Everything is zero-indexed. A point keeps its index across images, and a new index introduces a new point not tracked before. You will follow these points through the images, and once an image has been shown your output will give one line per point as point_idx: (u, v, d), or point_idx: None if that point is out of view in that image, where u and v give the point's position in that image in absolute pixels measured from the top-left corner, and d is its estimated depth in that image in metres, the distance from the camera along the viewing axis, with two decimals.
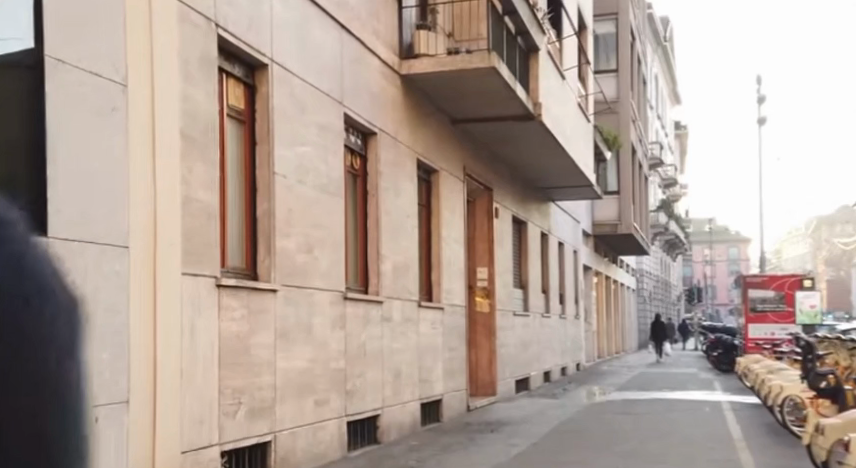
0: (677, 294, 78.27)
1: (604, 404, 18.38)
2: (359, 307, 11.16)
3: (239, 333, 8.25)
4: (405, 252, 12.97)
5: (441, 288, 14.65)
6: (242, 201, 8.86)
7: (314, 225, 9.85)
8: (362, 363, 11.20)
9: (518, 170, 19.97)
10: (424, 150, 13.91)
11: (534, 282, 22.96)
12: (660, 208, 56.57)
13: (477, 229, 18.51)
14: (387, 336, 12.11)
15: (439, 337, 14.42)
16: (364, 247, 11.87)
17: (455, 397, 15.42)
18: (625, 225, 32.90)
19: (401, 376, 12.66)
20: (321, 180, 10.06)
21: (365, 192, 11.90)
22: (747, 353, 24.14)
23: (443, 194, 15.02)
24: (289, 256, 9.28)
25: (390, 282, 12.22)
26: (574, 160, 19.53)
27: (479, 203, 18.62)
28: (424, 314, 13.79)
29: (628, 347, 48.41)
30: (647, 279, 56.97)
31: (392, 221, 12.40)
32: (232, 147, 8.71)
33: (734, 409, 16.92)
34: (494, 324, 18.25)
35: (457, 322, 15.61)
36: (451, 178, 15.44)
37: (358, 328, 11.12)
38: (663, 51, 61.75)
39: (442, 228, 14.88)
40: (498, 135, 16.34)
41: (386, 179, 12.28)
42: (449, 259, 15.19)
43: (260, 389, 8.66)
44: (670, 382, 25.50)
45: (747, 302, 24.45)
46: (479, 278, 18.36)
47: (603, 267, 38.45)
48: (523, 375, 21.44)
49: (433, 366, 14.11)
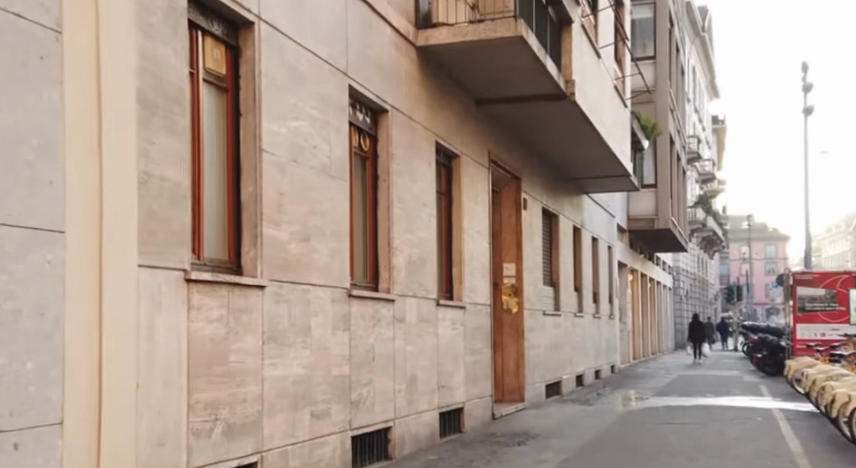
0: (714, 292, 76.49)
1: (643, 412, 17.03)
2: (366, 305, 9.92)
3: (215, 336, 6.98)
4: (422, 245, 11.72)
5: (463, 286, 13.41)
6: (223, 182, 7.60)
7: (310, 212, 8.60)
8: (370, 369, 9.96)
9: (548, 158, 18.63)
10: (444, 133, 12.64)
11: (566, 279, 21.64)
12: (697, 204, 55.00)
13: (504, 221, 17.17)
14: (400, 339, 10.86)
15: (460, 339, 13.15)
16: (374, 238, 10.66)
17: (478, 405, 14.15)
18: (662, 220, 31.51)
19: (417, 382, 11.40)
20: (319, 160, 8.83)
21: (375, 177, 10.71)
22: (796, 355, 22.83)
23: (466, 182, 13.76)
24: (280, 246, 8.03)
25: (402, 278, 11.01)
26: (611, 147, 18.14)
27: (506, 193, 17.31)
28: (444, 313, 12.54)
29: (664, 347, 46.93)
30: (684, 277, 55.49)
31: (405, 209, 11.15)
32: (211, 118, 7.43)
33: (787, 418, 15.52)
34: (522, 325, 17.08)
35: (480, 322, 14.34)
36: (475, 165, 14.18)
37: (365, 330, 9.87)
38: (700, 42, 60.24)
39: (464, 219, 13.60)
40: (527, 118, 15.03)
41: (400, 163, 11.04)
42: (471, 253, 13.92)
43: (244, 402, 7.37)
44: (712, 386, 24.05)
45: (796, 302, 23.03)
46: (507, 274, 17.03)
47: (638, 264, 37.04)
48: (554, 378, 20.10)
49: (453, 371, 12.85)
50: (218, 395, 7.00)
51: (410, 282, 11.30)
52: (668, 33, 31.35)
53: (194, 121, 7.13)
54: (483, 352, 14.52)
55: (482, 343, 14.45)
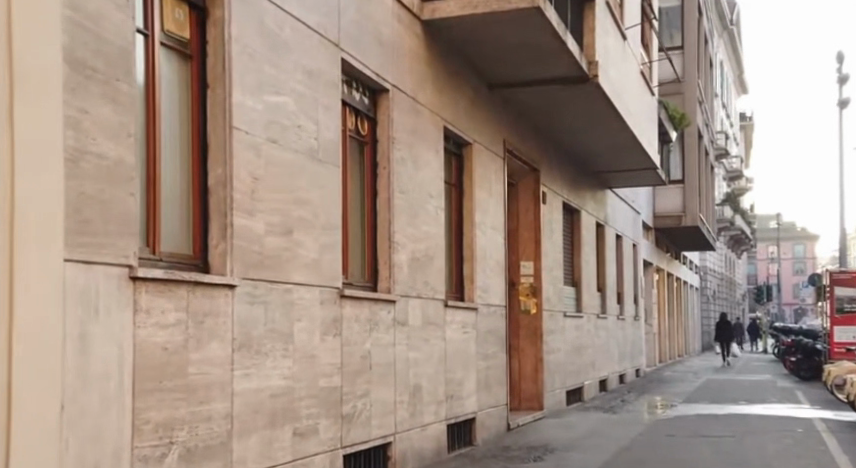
0: (742, 292, 75.11)
1: (671, 422, 15.90)
2: (362, 307, 8.85)
3: (170, 346, 5.83)
4: (426, 240, 10.66)
5: (475, 286, 12.44)
6: (185, 163, 6.50)
7: (295, 201, 7.53)
8: (367, 378, 8.90)
9: (568, 149, 17.54)
10: (452, 117, 11.63)
11: (589, 279, 20.53)
12: (725, 202, 53.79)
13: (521, 217, 16.06)
14: (400, 344, 9.81)
15: (469, 343, 12.10)
16: (373, 232, 9.67)
17: (492, 415, 13.07)
18: (690, 217, 30.36)
19: (420, 392, 10.35)
20: (306, 142, 7.75)
21: (374, 165, 9.70)
22: (832, 359, 22.13)
23: (478, 173, 12.76)
24: (255, 240, 6.94)
25: (404, 277, 10.01)
26: (636, 136, 17.02)
27: (523, 184, 16.18)
28: (452, 315, 11.57)
29: (692, 349, 45.72)
30: (712, 276, 54.28)
31: (406, 200, 10.09)
32: (171, 88, 6.35)
33: (829, 431, 14.80)
34: (541, 327, 16.03)
35: (492, 324, 13.26)
36: (487, 154, 13.13)
37: (361, 335, 8.81)
38: (728, 36, 59.09)
39: (476, 212, 12.57)
40: (543, 104, 14.01)
41: (401, 148, 9.99)
42: (483, 250, 12.86)
43: (209, 421, 6.22)
44: (744, 392, 22.87)
45: (833, 302, 22.40)
46: (524, 273, 15.99)
47: (664, 264, 35.83)
48: (575, 384, 18.98)
49: (462, 378, 11.77)
50: (175, 414, 5.86)
51: (413, 281, 10.23)
52: (697, 22, 30.26)
53: (150, 91, 6.04)
54: (496, 357, 13.44)
55: (495, 348, 13.38)
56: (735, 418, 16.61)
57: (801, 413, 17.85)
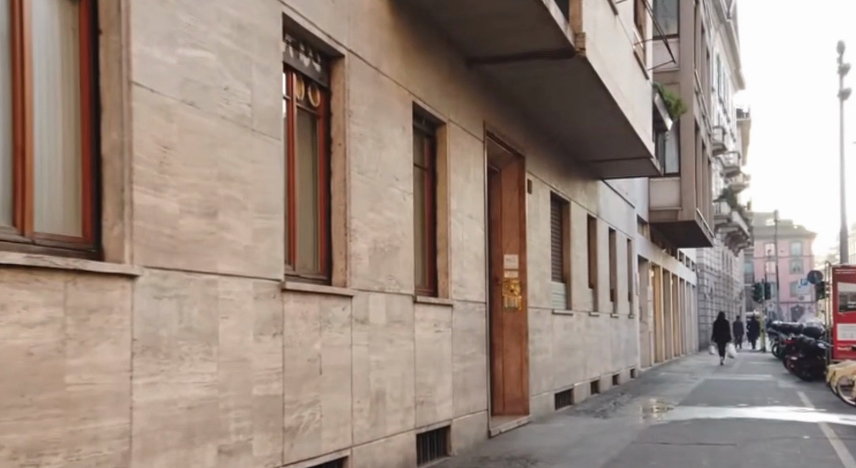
0: (740, 290, 74.42)
1: (666, 428, 14.77)
2: (309, 303, 7.68)
3: (36, 350, 4.66)
4: (390, 228, 9.50)
5: (450, 281, 11.35)
6: (71, 125, 5.31)
7: (219, 176, 6.34)
8: (317, 384, 7.73)
9: (556, 135, 16.43)
10: (423, 92, 10.50)
11: (579, 275, 19.44)
12: (721, 198, 52.75)
13: (505, 206, 15.01)
14: (358, 345, 8.64)
15: (442, 343, 10.96)
16: (326, 217, 8.50)
17: (470, 422, 11.93)
18: (686, 211, 29.37)
19: (383, 398, 9.19)
20: (236, 107, 6.54)
21: (328, 141, 8.51)
22: (836, 358, 20.90)
23: (454, 157, 11.64)
24: (167, 222, 5.74)
25: (364, 269, 8.83)
26: (629, 120, 15.89)
27: (505, 175, 15.10)
28: (422, 313, 10.42)
29: (688, 348, 44.68)
30: (708, 273, 53.20)
31: (366, 182, 8.90)
32: (47, 31, 5.17)
33: (837, 438, 13.68)
34: (526, 326, 14.93)
35: (470, 323, 12.11)
36: (464, 135, 11.98)
37: (308, 334, 7.64)
38: (725, 30, 58.05)
39: (451, 199, 11.48)
40: (526, 81, 12.89)
41: (362, 123, 8.80)
42: (459, 241, 11.74)
43: (97, 443, 5.04)
44: (743, 393, 21.77)
45: (836, 299, 21.32)
46: (508, 267, 14.92)
47: (660, 261, 34.93)
48: (565, 386, 17.88)
49: (433, 382, 10.62)
50: (45, 436, 4.69)
51: (375, 274, 9.06)
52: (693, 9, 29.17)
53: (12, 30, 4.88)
54: (475, 359, 12.29)
55: (474, 349, 12.22)
56: (735, 423, 15.49)
57: (806, 417, 16.72)
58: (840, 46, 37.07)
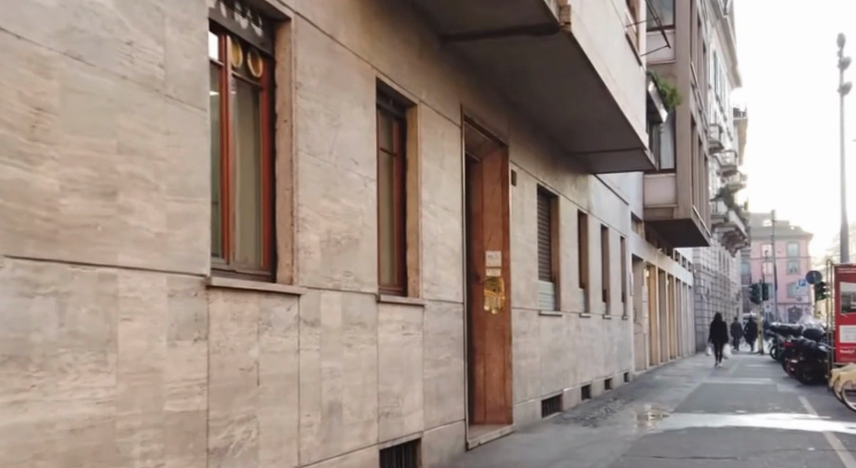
0: (736, 292, 73.73)
1: (660, 438, 13.69)
2: (245, 303, 6.53)
3: None
4: (348, 218, 8.40)
5: (420, 278, 10.36)
6: None
7: (120, 148, 5.23)
8: (253, 397, 6.62)
9: (542, 123, 15.40)
10: (389, 67, 9.43)
11: (567, 273, 18.44)
12: (719, 196, 51.81)
13: (486, 199, 14.10)
14: (308, 350, 7.54)
15: (409, 348, 9.89)
16: (270, 204, 7.40)
17: (443, 434, 10.84)
18: (682, 208, 28.41)
19: (338, 410, 8.09)
20: (143, 67, 5.45)
21: (273, 117, 7.41)
22: (839, 362, 19.86)
23: (425, 141, 10.59)
24: (40, 201, 4.68)
25: (315, 264, 7.74)
26: (620, 106, 14.84)
27: (486, 166, 14.18)
28: (387, 314, 9.34)
29: (684, 350, 43.68)
30: (705, 274, 52.24)
31: (318, 165, 7.80)
32: None
33: (845, 449, 12.57)
34: (509, 327, 13.96)
35: (443, 324, 11.03)
36: (437, 119, 10.91)
37: (243, 339, 6.50)
38: (721, 26, 57.15)
39: (421, 188, 10.46)
40: (506, 61, 11.84)
41: (313, 97, 7.71)
42: (430, 234, 10.67)
43: None
44: (740, 398, 20.75)
45: (838, 299, 20.30)
46: (490, 265, 14.01)
47: (655, 261, 33.94)
48: (552, 393, 16.86)
49: (399, 392, 9.54)
50: None
51: (327, 270, 7.98)
52: None
53: None
54: (450, 364, 11.21)
55: (448, 354, 11.14)
56: (734, 433, 14.43)
57: (808, 426, 15.66)
58: (840, 40, 36.14)
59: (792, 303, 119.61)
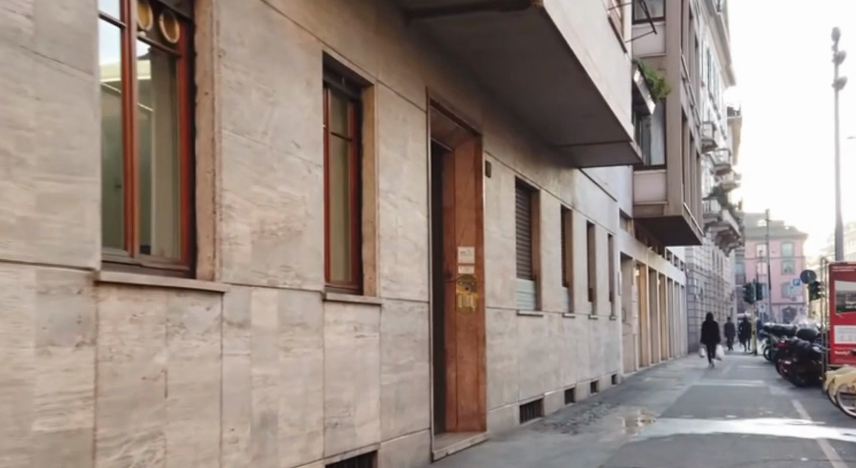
0: (731, 292, 72.92)
1: (642, 447, 12.83)
2: (149, 302, 5.64)
3: None
4: (286, 207, 7.50)
5: (377, 274, 9.47)
6: None
7: None
8: (160, 410, 5.72)
9: (520, 111, 14.52)
10: (338, 41, 8.54)
11: (549, 271, 17.58)
12: (712, 195, 50.97)
13: (459, 191, 13.23)
14: (235, 356, 6.62)
15: (364, 352, 9.02)
16: (190, 188, 6.50)
17: (403, 445, 9.97)
18: (673, 205, 27.57)
19: (274, 423, 7.20)
20: (2, 19, 4.60)
21: (192, 89, 6.50)
22: (833, 364, 19.01)
23: (384, 125, 9.70)
24: None
25: (245, 258, 6.85)
26: (602, 93, 13.96)
27: (459, 156, 13.34)
28: (337, 314, 8.46)
29: (676, 351, 42.83)
30: (698, 274, 51.44)
31: (249, 147, 6.90)
32: None
33: (839, 460, 11.70)
34: (484, 329, 13.11)
35: (405, 325, 10.15)
36: (398, 102, 10.02)
37: (146, 344, 5.60)
38: (714, 22, 56.30)
39: (378, 176, 9.57)
40: (475, 40, 10.96)
41: (241, 68, 6.80)
42: (389, 228, 9.79)
43: None
44: (731, 402, 19.91)
45: (833, 299, 19.40)
46: (463, 262, 13.16)
47: (646, 259, 33.11)
48: (532, 397, 16.00)
49: (351, 400, 8.66)
50: None
51: (261, 265, 7.08)
52: None
53: None
54: (412, 369, 10.34)
55: (411, 357, 10.26)
56: (722, 441, 13.58)
57: (800, 432, 14.80)
58: (835, 33, 35.34)
59: (786, 303, 118.86)
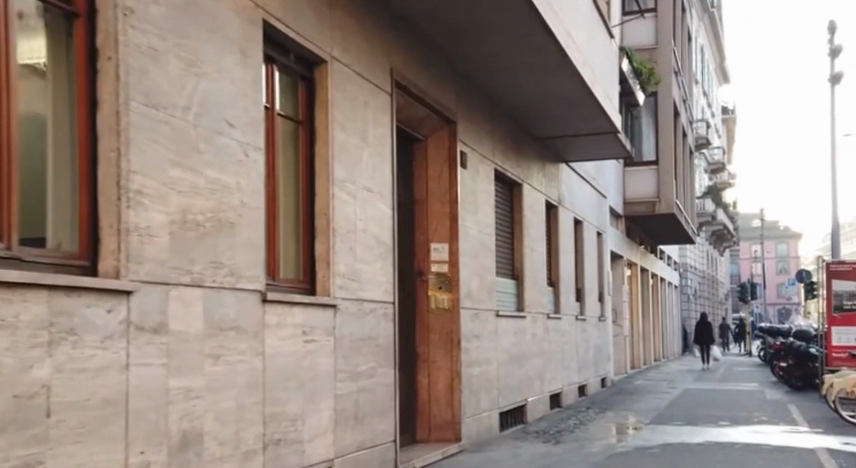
0: (725, 292, 72.17)
1: (628, 458, 11.92)
2: (22, 304, 4.75)
3: None
4: (215, 195, 6.52)
5: (332, 272, 8.55)
6: None
7: None
8: (42, 432, 4.82)
9: (498, 98, 13.62)
10: (282, 9, 7.62)
11: (532, 270, 16.68)
12: (706, 195, 49.98)
13: (430, 183, 12.36)
14: (146, 366, 5.66)
15: (314, 359, 8.09)
16: (91, 169, 5.55)
17: (363, 460, 9.06)
18: (664, 203, 26.67)
19: (200, 442, 6.26)
20: None
21: (94, 54, 5.56)
22: (831, 367, 18.12)
23: (340, 106, 8.77)
24: None
25: (163, 252, 5.89)
26: (586, 79, 13.04)
27: (432, 145, 12.43)
28: (281, 316, 7.53)
29: (670, 352, 41.95)
30: (692, 273, 50.59)
31: (167, 123, 5.92)
32: None
33: None
34: (458, 331, 12.23)
35: (365, 327, 9.23)
36: (356, 81, 9.10)
37: (19, 354, 4.72)
38: (708, 19, 55.32)
39: (333, 163, 8.65)
40: (443, 15, 10.04)
41: (153, 28, 5.84)
42: (345, 220, 8.86)
43: None
44: (726, 406, 19.01)
45: (830, 299, 18.43)
46: (436, 259, 12.29)
47: (637, 258, 32.23)
48: (513, 403, 15.09)
49: (298, 413, 7.74)
50: None
51: (184, 260, 6.12)
52: None
53: None
54: (374, 376, 9.42)
55: (372, 363, 9.35)
56: (713, 451, 12.67)
57: (797, 441, 13.88)
58: (831, 27, 34.43)
59: (781, 303, 118.07)
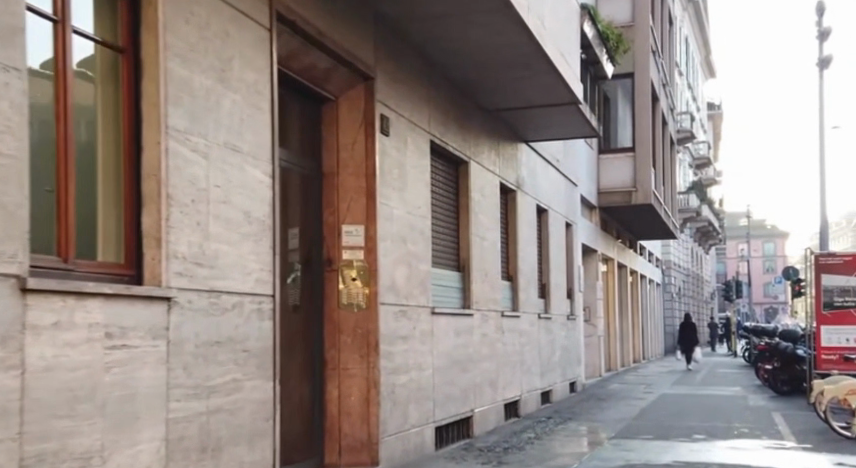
0: (711, 291, 70.05)
1: None
2: None
3: None
4: None
5: (167, 254, 6.34)
6: None
7: None
8: None
9: (431, 52, 11.46)
10: None
11: (483, 260, 14.50)
12: (690, 189, 47.79)
13: (342, 151, 10.21)
14: None
15: (128, 372, 5.89)
16: None
17: None
18: (641, 193, 24.44)
19: None
20: None
21: None
22: (820, 371, 16.01)
23: (180, 32, 6.61)
24: None
25: None
26: (533, 28, 10.88)
27: (344, 106, 10.27)
28: (68, 311, 5.35)
29: (651, 353, 39.76)
30: (676, 271, 48.50)
31: None
32: None
33: None
34: (376, 332, 10.06)
35: (223, 328, 7.05)
36: (207, 5, 6.95)
37: None
38: (694, 10, 53.33)
39: (169, 106, 6.48)
40: None
41: None
42: (190, 187, 6.68)
43: None
44: (703, 415, 16.90)
45: (819, 295, 16.25)
46: (349, 245, 10.10)
47: (614, 252, 30.03)
48: (455, 415, 12.93)
49: (95, 450, 5.55)
50: None
51: None
52: None
53: None
54: (240, 392, 7.24)
55: (233, 375, 7.16)
56: None
57: (781, 460, 11.76)
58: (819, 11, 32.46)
59: (768, 303, 116.22)
